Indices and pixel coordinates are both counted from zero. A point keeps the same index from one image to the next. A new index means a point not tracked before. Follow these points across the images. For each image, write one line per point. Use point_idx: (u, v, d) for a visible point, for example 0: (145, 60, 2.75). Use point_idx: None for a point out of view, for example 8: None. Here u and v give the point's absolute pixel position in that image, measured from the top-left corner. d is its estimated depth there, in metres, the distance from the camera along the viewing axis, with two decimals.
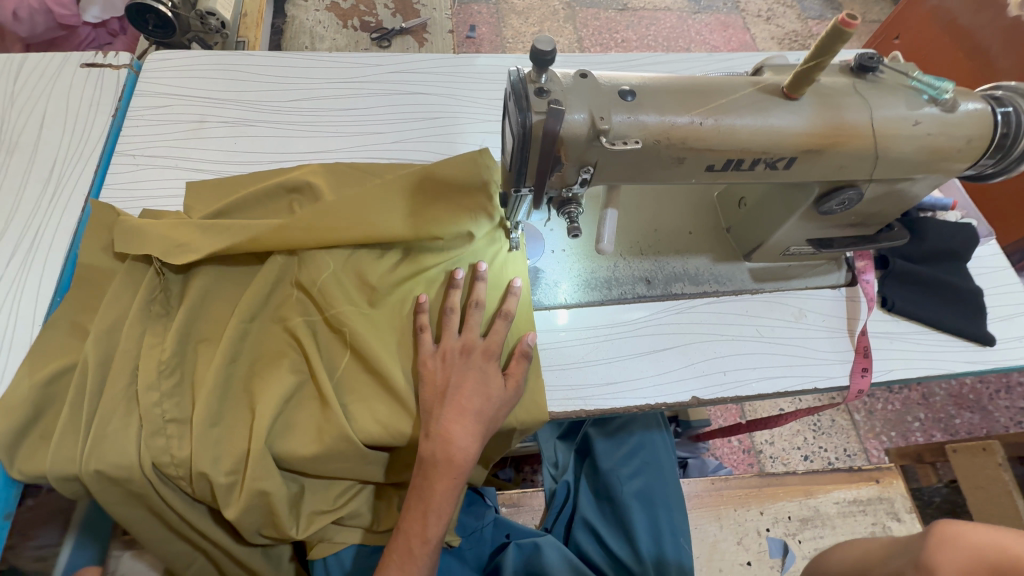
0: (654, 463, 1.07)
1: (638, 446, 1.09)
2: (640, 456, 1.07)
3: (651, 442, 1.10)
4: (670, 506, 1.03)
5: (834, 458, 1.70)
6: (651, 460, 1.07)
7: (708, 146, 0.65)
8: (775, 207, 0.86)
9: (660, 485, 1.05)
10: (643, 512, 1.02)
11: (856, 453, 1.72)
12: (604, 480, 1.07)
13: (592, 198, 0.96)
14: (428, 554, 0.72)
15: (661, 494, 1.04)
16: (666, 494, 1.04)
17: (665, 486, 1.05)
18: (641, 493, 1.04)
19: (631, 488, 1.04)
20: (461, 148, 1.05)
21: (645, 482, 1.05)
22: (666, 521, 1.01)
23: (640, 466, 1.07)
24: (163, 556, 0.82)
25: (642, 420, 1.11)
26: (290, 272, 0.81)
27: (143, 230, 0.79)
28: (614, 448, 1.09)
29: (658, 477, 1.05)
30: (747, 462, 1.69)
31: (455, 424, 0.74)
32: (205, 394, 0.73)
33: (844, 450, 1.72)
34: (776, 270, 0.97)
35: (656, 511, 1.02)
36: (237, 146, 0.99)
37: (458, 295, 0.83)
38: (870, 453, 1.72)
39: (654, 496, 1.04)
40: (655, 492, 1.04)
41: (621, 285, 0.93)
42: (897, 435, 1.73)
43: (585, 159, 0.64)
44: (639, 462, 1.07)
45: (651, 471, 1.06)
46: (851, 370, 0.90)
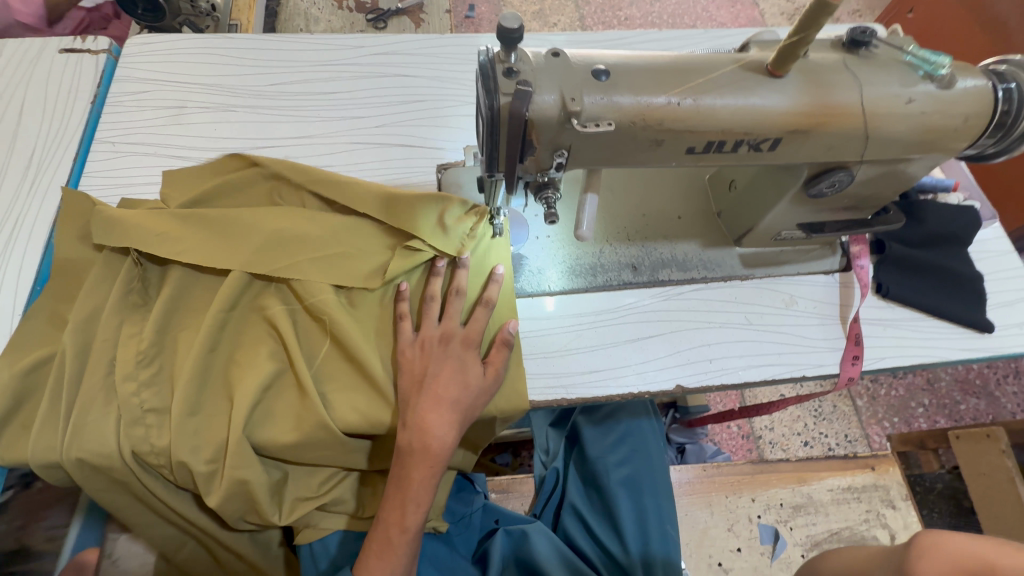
0: (642, 450, 1.06)
1: (626, 433, 1.08)
2: (628, 443, 1.07)
3: (640, 429, 1.09)
4: (658, 493, 1.03)
5: (834, 444, 1.68)
6: (639, 447, 1.06)
7: (687, 128, 0.62)
8: (765, 191, 0.83)
9: (648, 472, 1.04)
10: (629, 499, 1.02)
11: (857, 439, 1.70)
12: (591, 468, 1.06)
13: (571, 181, 0.94)
14: (407, 543, 0.72)
15: (648, 481, 1.03)
16: (653, 481, 1.03)
17: (653, 473, 1.04)
18: (628, 481, 1.03)
19: (617, 475, 1.04)
20: (445, 131, 1.03)
21: (632, 469, 1.04)
22: (652, 508, 1.01)
23: (628, 454, 1.06)
24: (151, 539, 0.84)
25: (631, 407, 1.10)
26: (265, 261, 0.79)
27: (117, 220, 0.78)
28: (602, 435, 1.08)
29: (646, 464, 1.05)
30: (745, 448, 1.68)
31: (431, 412, 0.73)
32: (183, 384, 0.73)
33: (844, 436, 1.70)
34: (768, 256, 0.94)
35: (643, 499, 1.01)
36: (217, 132, 0.98)
37: (438, 283, 0.82)
38: (871, 440, 1.70)
39: (641, 483, 1.03)
40: (642, 480, 1.03)
41: (606, 272, 0.91)
42: (900, 421, 1.71)
43: (559, 142, 0.62)
44: (627, 449, 1.06)
45: (639, 459, 1.05)
46: (841, 358, 0.88)
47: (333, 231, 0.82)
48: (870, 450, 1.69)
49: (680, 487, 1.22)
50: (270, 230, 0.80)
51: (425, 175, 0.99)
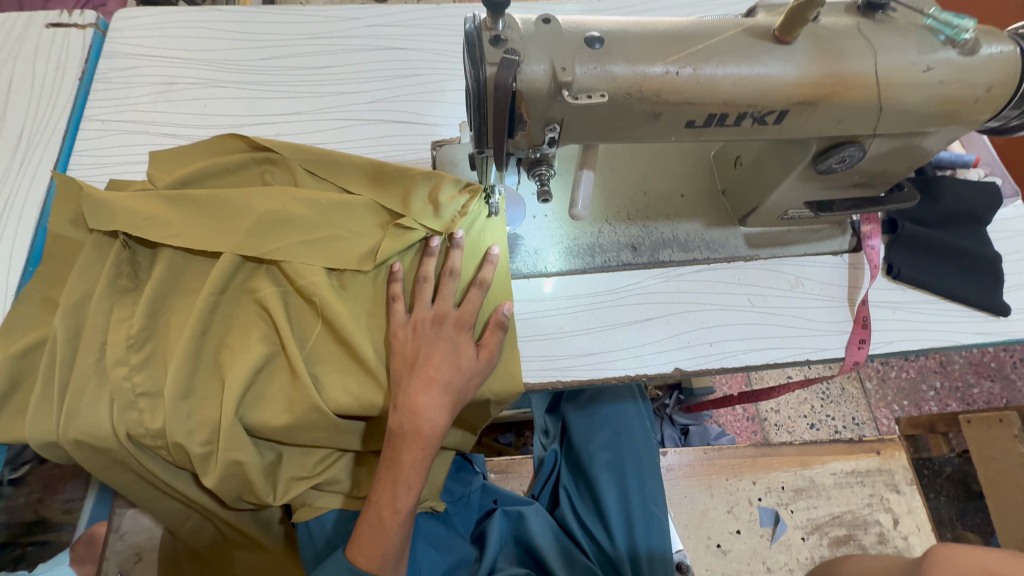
0: (625, 433, 1.05)
1: (610, 417, 1.07)
2: (611, 426, 1.06)
3: (625, 412, 1.08)
4: (642, 475, 1.02)
5: (841, 427, 1.66)
6: (623, 430, 1.06)
7: (686, 99, 0.59)
8: (771, 166, 0.79)
9: (632, 454, 1.04)
10: (613, 482, 1.01)
11: (865, 422, 1.67)
12: (577, 452, 1.06)
13: (566, 158, 0.91)
14: (398, 525, 0.71)
15: (632, 464, 1.03)
16: (637, 463, 1.03)
17: (637, 455, 1.03)
18: (611, 464, 1.03)
19: (600, 459, 1.03)
20: (440, 106, 1.00)
21: (615, 452, 1.04)
22: (636, 490, 1.00)
23: (611, 437, 1.05)
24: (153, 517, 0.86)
25: (614, 391, 1.09)
26: (256, 242, 0.78)
27: (106, 202, 0.77)
28: (585, 419, 1.08)
29: (630, 447, 1.04)
30: (750, 430, 1.66)
31: (422, 395, 0.72)
32: (175, 366, 0.73)
33: (852, 419, 1.68)
34: (774, 236, 0.91)
35: (627, 481, 1.01)
36: (207, 108, 0.96)
37: (432, 264, 0.80)
38: (880, 423, 1.67)
39: (625, 466, 1.02)
40: (625, 463, 1.03)
41: (605, 253, 0.88)
42: (909, 404, 1.68)
43: (550, 115, 0.59)
44: (609, 432, 1.06)
45: (622, 441, 1.05)
46: (847, 342, 0.85)
47: (323, 210, 0.80)
48: (877, 433, 1.66)
49: (680, 469, 1.21)
50: (260, 210, 0.78)
51: (419, 153, 0.96)
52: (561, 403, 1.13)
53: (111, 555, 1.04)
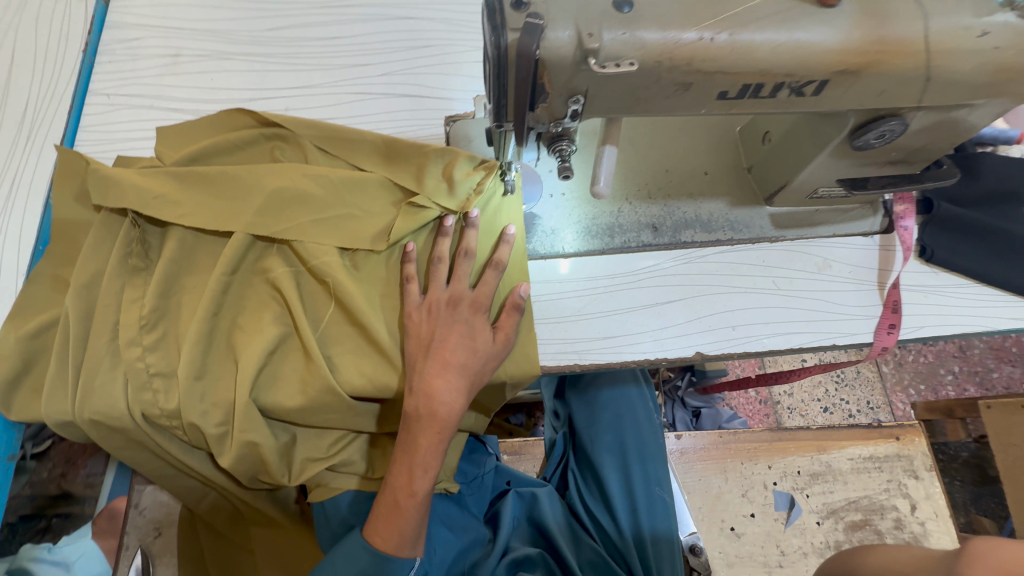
0: (627, 416, 1.04)
1: (611, 400, 1.06)
2: (612, 410, 1.04)
3: (628, 396, 1.07)
4: (646, 457, 1.01)
5: (855, 411, 1.64)
6: (625, 413, 1.04)
7: (719, 68, 0.55)
8: (802, 142, 0.75)
9: (634, 438, 1.02)
10: (616, 466, 1.01)
11: (880, 406, 1.65)
12: (580, 436, 1.06)
13: (588, 133, 0.87)
14: (414, 508, 0.70)
15: (635, 447, 1.02)
16: (641, 446, 1.02)
17: (640, 438, 1.02)
18: (613, 447, 1.02)
19: (603, 442, 1.03)
20: (453, 79, 0.96)
21: (618, 435, 1.03)
22: (639, 472, 1.00)
23: (613, 420, 1.04)
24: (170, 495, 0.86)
25: (616, 375, 1.07)
26: (267, 222, 0.76)
27: (114, 179, 0.75)
28: (586, 405, 1.06)
29: (632, 430, 1.03)
30: (762, 413, 1.64)
31: (438, 378, 0.71)
32: (188, 347, 0.72)
33: (867, 402, 1.65)
34: (801, 216, 0.88)
35: (630, 464, 1.00)
36: (214, 82, 0.94)
37: (446, 244, 0.78)
38: (895, 407, 1.65)
39: (628, 449, 1.01)
40: (629, 445, 1.02)
41: (625, 233, 0.86)
42: (926, 388, 1.65)
43: (573, 86, 0.55)
44: (610, 416, 1.04)
45: (624, 424, 1.03)
46: (876, 327, 0.82)
47: (335, 188, 0.78)
48: (893, 418, 1.64)
49: (693, 452, 1.20)
50: (270, 188, 0.76)
51: (432, 128, 0.93)
52: (564, 388, 1.12)
53: (131, 530, 1.06)
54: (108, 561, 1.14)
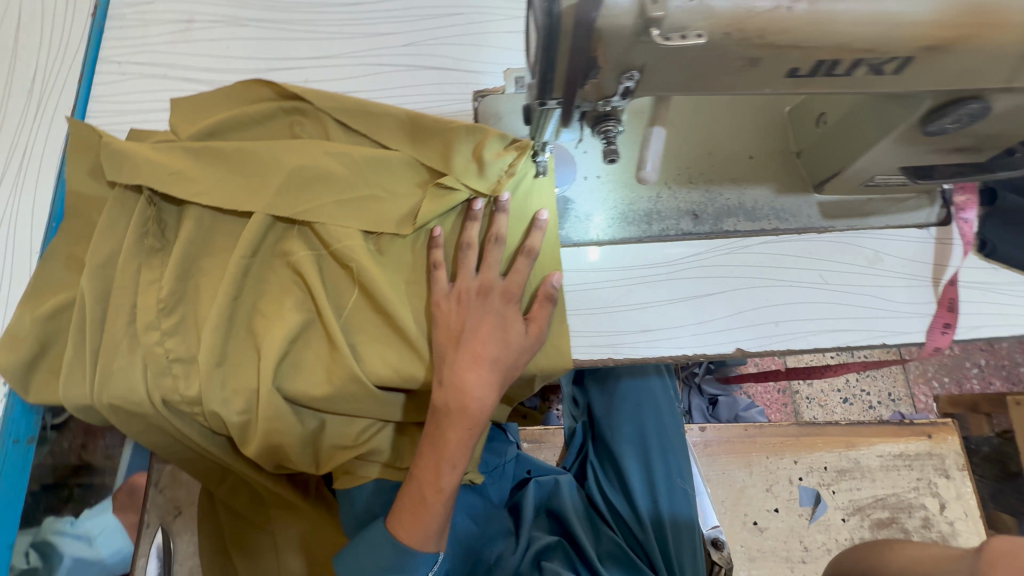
0: (648, 407, 1.01)
1: (632, 390, 1.02)
2: (633, 400, 1.01)
3: (649, 386, 1.03)
4: (667, 450, 0.98)
5: (876, 403, 1.60)
6: (646, 404, 1.01)
7: (793, 42, 0.49)
8: (863, 125, 0.69)
9: (655, 428, 0.99)
10: (636, 457, 0.98)
11: (901, 399, 1.61)
12: (599, 425, 1.03)
13: (635, 112, 0.81)
14: (441, 503, 0.68)
15: (656, 439, 0.99)
16: (662, 437, 0.99)
17: (662, 430, 0.99)
18: (634, 437, 0.99)
19: (623, 432, 0.99)
20: (481, 50, 0.90)
21: (639, 427, 0.99)
22: (660, 464, 0.97)
23: (633, 410, 1.00)
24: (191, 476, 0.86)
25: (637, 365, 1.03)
26: (288, 202, 0.72)
27: (128, 154, 0.71)
28: (605, 394, 1.03)
29: (653, 421, 1.00)
30: (780, 403, 1.60)
31: (469, 371, 0.68)
32: (209, 332, 0.69)
33: (888, 394, 1.61)
34: (852, 206, 0.82)
35: (651, 455, 0.97)
36: (228, 50, 0.89)
37: (476, 230, 0.74)
38: (916, 399, 1.61)
39: (648, 441, 0.98)
40: (650, 436, 0.99)
41: (663, 220, 0.81)
42: (951, 381, 1.60)
43: (628, 61, 0.50)
44: (630, 406, 1.01)
45: (645, 415, 1.00)
46: (929, 326, 0.78)
47: (359, 168, 0.73)
48: (914, 411, 1.60)
49: (716, 445, 1.18)
50: (290, 166, 0.72)
51: (459, 104, 0.87)
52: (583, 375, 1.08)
53: (151, 508, 1.06)
54: (130, 535, 1.17)
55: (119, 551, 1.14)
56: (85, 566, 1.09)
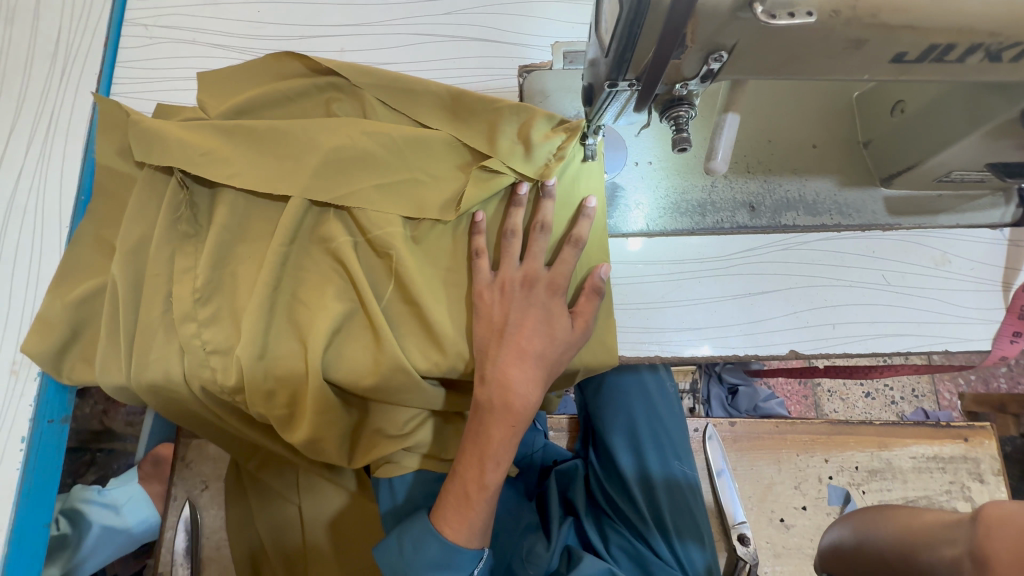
0: (637, 398, 0.95)
1: (618, 382, 0.96)
2: (622, 388, 0.95)
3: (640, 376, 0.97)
4: (660, 439, 0.93)
5: (899, 398, 1.53)
6: (634, 394, 0.95)
7: (908, 22, 0.44)
8: (949, 116, 0.63)
9: (646, 418, 0.94)
10: (629, 447, 0.93)
11: (925, 395, 1.52)
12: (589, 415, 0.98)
13: (709, 96, 0.76)
14: (485, 500, 0.67)
15: (648, 428, 0.94)
16: (655, 427, 0.94)
17: (654, 420, 0.94)
18: (625, 428, 0.94)
19: (615, 423, 0.94)
20: (527, 21, 0.85)
21: (629, 418, 0.94)
22: (653, 452, 0.92)
23: (622, 400, 0.95)
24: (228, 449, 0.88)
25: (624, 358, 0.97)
26: (326, 186, 0.68)
27: (160, 133, 0.68)
28: (594, 384, 0.97)
29: (644, 411, 0.94)
30: (800, 396, 1.54)
31: (513, 367, 0.66)
32: (249, 323, 0.66)
33: (912, 390, 1.53)
34: (920, 202, 0.77)
35: (644, 444, 0.92)
36: (259, 15, 0.84)
37: (520, 216, 0.70)
38: (940, 397, 1.54)
39: (640, 432, 0.93)
40: (641, 426, 0.93)
41: (718, 211, 0.76)
42: (977, 379, 1.53)
43: (719, 40, 0.46)
44: (619, 396, 0.95)
45: (634, 407, 0.94)
46: (997, 333, 0.74)
47: (400, 149, 0.69)
48: (937, 407, 1.53)
49: (744, 440, 1.15)
50: (326, 148, 0.68)
51: (504, 79, 0.82)
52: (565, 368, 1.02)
53: (178, 482, 1.06)
54: (156, 506, 1.15)
55: (145, 521, 1.12)
56: (111, 534, 1.08)
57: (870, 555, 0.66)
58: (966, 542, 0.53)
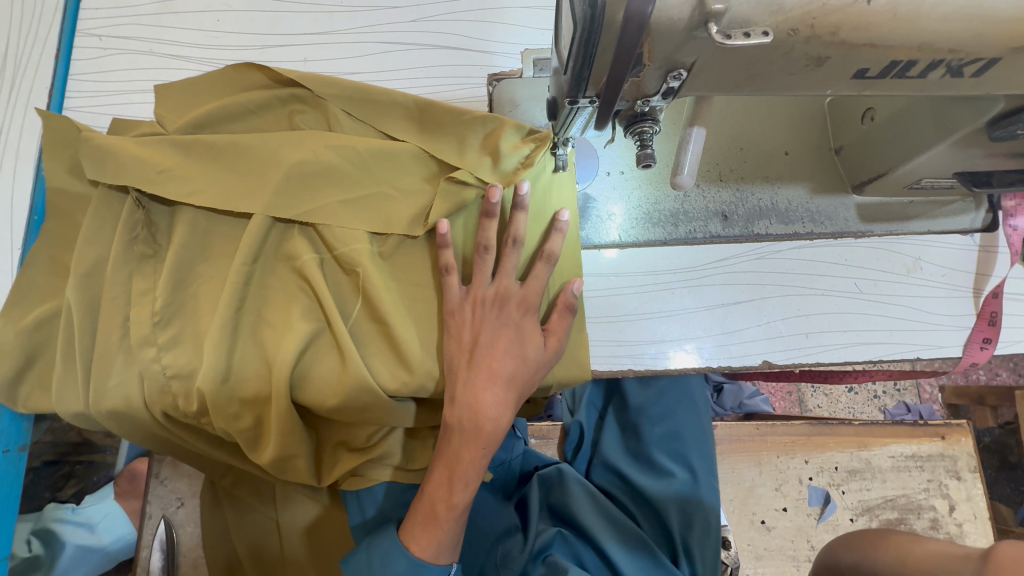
0: (686, 404, 0.94)
1: (670, 385, 0.95)
2: (672, 397, 0.94)
3: (689, 383, 0.96)
4: (704, 447, 0.92)
5: (881, 393, 1.47)
6: (683, 399, 0.94)
7: (870, 40, 0.44)
8: (916, 127, 0.62)
9: (693, 429, 0.93)
10: (671, 453, 0.92)
11: (906, 389, 1.49)
12: (629, 422, 0.96)
13: (674, 112, 0.76)
14: (453, 520, 0.67)
15: (692, 435, 0.92)
16: (700, 436, 0.93)
17: (698, 428, 0.93)
18: (671, 437, 0.92)
19: (660, 427, 0.93)
20: (496, 28, 0.84)
21: (674, 422, 0.93)
22: (698, 460, 0.91)
23: (670, 408, 0.94)
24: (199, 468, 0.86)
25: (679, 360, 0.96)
26: (290, 202, 0.66)
27: (111, 150, 0.65)
28: (643, 387, 0.95)
29: (692, 423, 0.93)
30: (785, 393, 1.48)
31: (484, 390, 0.65)
32: (211, 345, 0.64)
33: (894, 385, 1.49)
34: (893, 208, 0.76)
35: (689, 457, 0.91)
36: (221, 25, 0.84)
37: (492, 230, 0.67)
38: (921, 390, 1.49)
39: (686, 438, 0.92)
40: (687, 433, 0.92)
41: (690, 221, 0.76)
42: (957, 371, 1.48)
43: (678, 58, 0.45)
44: (668, 404, 0.94)
45: (681, 412, 0.94)
46: (967, 340, 0.75)
47: (364, 162, 0.68)
48: (918, 401, 1.47)
49: (725, 443, 1.16)
50: (289, 162, 0.66)
51: (473, 88, 0.82)
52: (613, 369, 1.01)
53: (153, 500, 1.03)
54: (132, 522, 1.14)
55: (121, 538, 1.11)
56: (86, 553, 1.07)
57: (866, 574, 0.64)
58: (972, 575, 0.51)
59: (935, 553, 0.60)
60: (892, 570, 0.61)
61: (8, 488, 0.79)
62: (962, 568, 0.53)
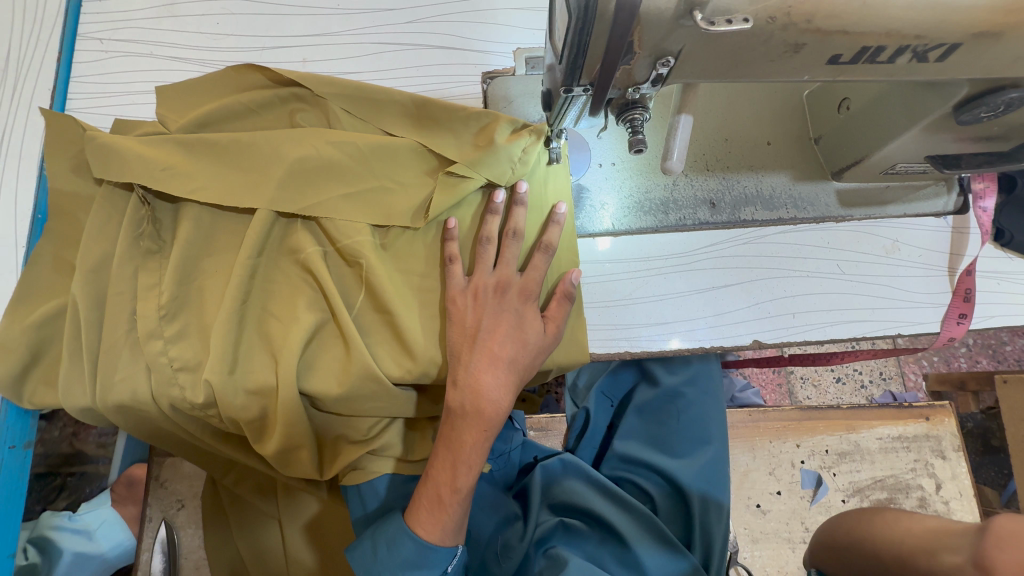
0: (714, 396, 0.96)
1: (698, 375, 0.97)
2: (697, 386, 0.96)
3: (713, 374, 0.99)
4: (721, 435, 0.94)
5: (868, 382, 1.51)
6: (710, 389, 0.97)
7: (843, 27, 0.47)
8: (889, 113, 0.66)
9: (713, 417, 0.95)
10: (694, 440, 0.94)
11: (892, 377, 1.52)
12: (651, 409, 0.99)
13: (661, 102, 0.79)
14: (458, 503, 0.68)
15: (714, 423, 0.95)
16: (721, 425, 0.95)
17: (717, 418, 0.95)
18: (688, 423, 0.95)
19: (686, 416, 0.95)
20: (489, 28, 0.88)
21: (699, 411, 0.95)
22: (716, 447, 0.93)
23: (695, 399, 0.96)
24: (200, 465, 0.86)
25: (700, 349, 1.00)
26: (293, 197, 0.68)
27: (116, 149, 0.67)
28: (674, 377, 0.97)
29: (714, 412, 0.95)
30: (775, 384, 1.52)
31: (485, 373, 0.67)
32: (217, 338, 0.66)
33: (879, 373, 1.52)
34: (870, 193, 0.81)
35: (707, 443, 0.93)
36: (219, 27, 0.86)
37: (495, 223, 0.70)
38: (906, 378, 1.53)
39: (709, 426, 0.94)
40: (712, 422, 0.94)
41: (680, 209, 0.79)
42: (940, 359, 1.52)
43: (666, 46, 0.48)
44: (693, 393, 0.96)
45: (707, 401, 0.96)
46: (944, 316, 0.79)
47: (364, 157, 0.69)
48: (904, 389, 1.51)
49: None
50: (291, 158, 0.68)
51: (468, 86, 0.85)
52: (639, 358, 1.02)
53: (152, 503, 1.03)
54: (131, 528, 1.10)
55: (119, 545, 1.08)
56: (86, 561, 1.04)
57: (865, 552, 0.67)
58: (969, 553, 0.54)
59: (930, 529, 0.63)
60: (887, 545, 0.65)
61: (13, 486, 0.79)
62: (958, 542, 0.57)
